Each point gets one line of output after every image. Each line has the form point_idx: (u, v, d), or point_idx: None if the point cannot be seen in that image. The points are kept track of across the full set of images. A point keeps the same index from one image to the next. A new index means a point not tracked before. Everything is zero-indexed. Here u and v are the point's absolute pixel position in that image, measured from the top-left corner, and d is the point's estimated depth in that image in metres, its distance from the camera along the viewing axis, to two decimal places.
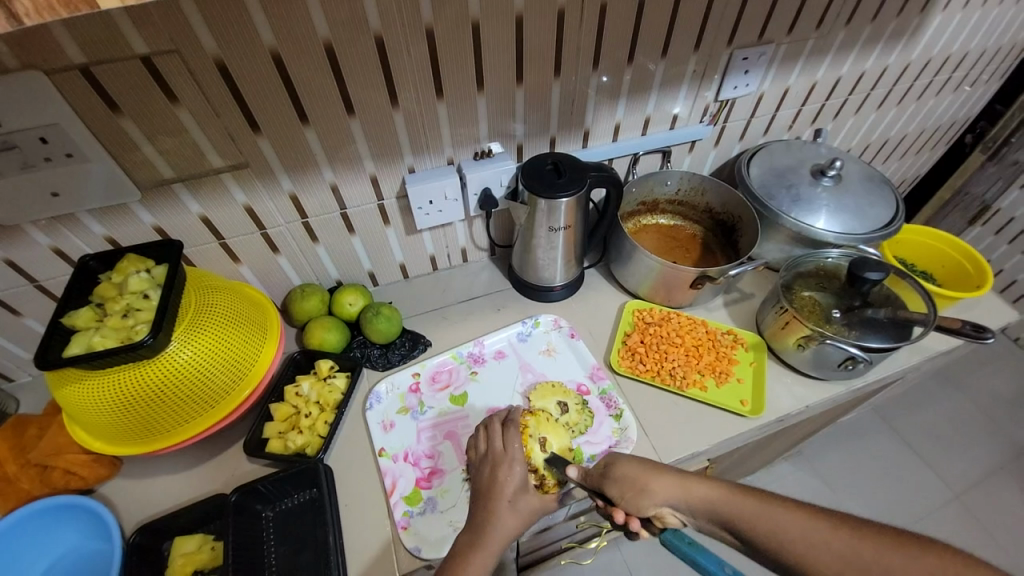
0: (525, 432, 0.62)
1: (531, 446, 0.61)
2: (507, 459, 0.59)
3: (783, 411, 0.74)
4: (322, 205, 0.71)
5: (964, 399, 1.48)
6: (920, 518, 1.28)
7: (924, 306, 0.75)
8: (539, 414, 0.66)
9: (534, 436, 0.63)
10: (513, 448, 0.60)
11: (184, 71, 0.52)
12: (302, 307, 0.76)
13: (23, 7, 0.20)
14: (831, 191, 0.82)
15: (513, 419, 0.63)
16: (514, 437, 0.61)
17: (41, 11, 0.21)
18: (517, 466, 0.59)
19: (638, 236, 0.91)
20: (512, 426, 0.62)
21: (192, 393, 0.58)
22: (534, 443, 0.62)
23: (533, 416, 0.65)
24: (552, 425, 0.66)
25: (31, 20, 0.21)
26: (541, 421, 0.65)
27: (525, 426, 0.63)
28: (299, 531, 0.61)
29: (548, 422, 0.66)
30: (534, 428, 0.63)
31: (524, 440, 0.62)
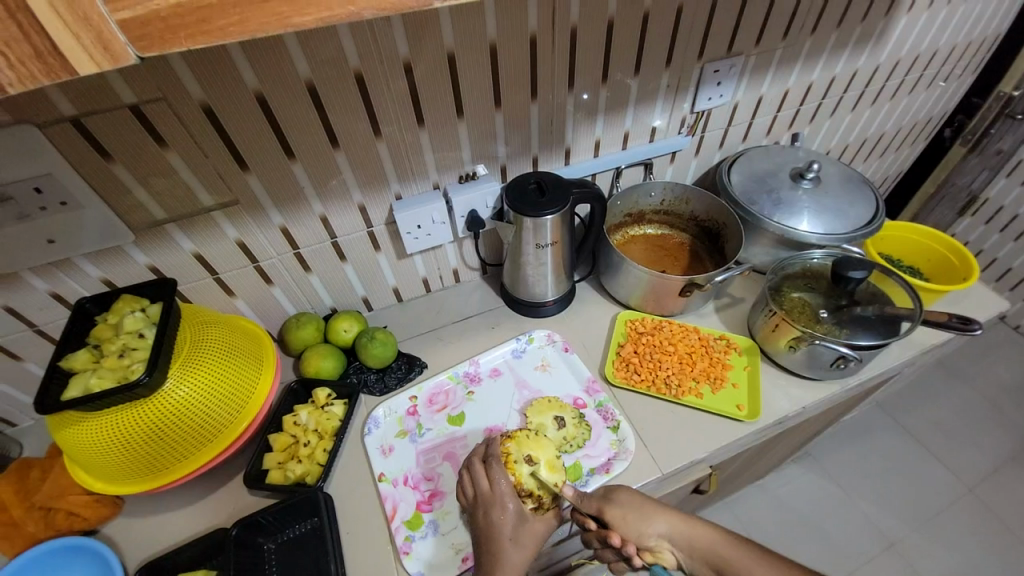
0: (509, 461, 0.61)
1: (519, 474, 0.60)
2: (497, 499, 0.58)
3: (780, 413, 0.75)
4: (313, 235, 0.73)
5: (968, 391, 1.48)
6: (934, 514, 1.27)
7: (910, 302, 0.76)
8: (518, 432, 0.64)
9: (520, 459, 0.61)
10: (499, 485, 0.59)
11: (172, 117, 0.54)
12: (298, 336, 0.77)
13: (7, 77, 0.22)
14: (811, 193, 0.84)
15: (494, 453, 0.62)
16: (501, 472, 0.60)
17: (24, 80, 0.22)
18: (509, 503, 0.58)
19: (626, 247, 0.93)
20: (494, 463, 0.61)
21: (190, 429, 0.58)
22: (521, 467, 0.61)
23: (513, 439, 0.63)
24: (534, 439, 0.65)
25: (13, 89, 0.22)
26: (522, 440, 0.63)
27: (507, 454, 0.62)
28: (302, 561, 0.61)
29: (530, 437, 0.64)
30: (517, 451, 0.62)
31: (512, 469, 0.61)
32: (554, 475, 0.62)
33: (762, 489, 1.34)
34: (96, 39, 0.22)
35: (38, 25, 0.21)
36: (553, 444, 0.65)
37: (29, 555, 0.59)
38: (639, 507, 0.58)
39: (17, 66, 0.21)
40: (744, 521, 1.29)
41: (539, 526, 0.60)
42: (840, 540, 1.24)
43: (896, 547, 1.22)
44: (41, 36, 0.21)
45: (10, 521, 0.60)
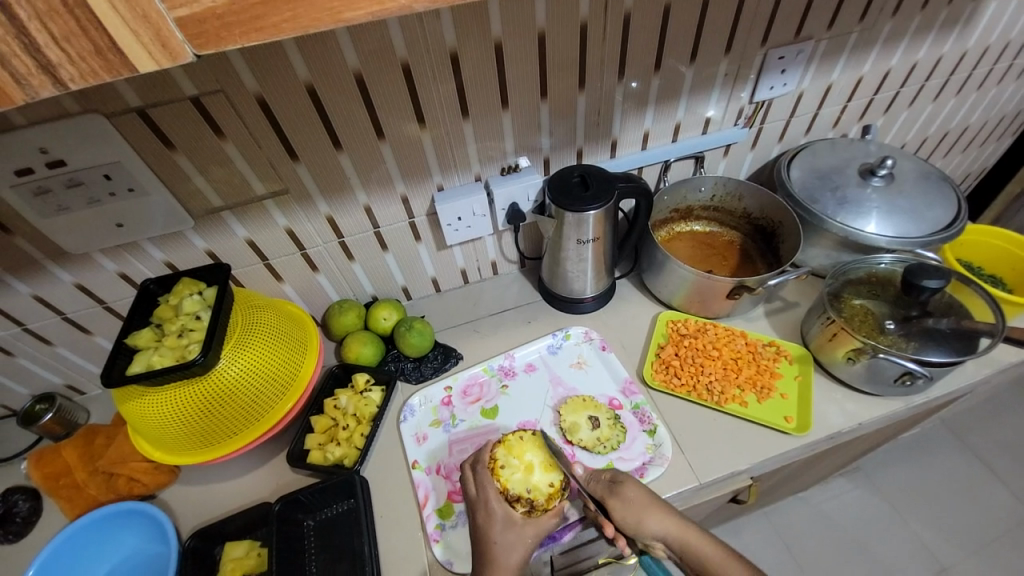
0: (495, 467, 0.61)
1: (505, 479, 0.60)
2: (483, 502, 0.59)
3: (833, 428, 0.70)
4: (357, 224, 0.74)
5: None
6: (997, 542, 1.16)
7: (991, 315, 0.68)
8: (508, 438, 0.63)
9: (507, 464, 0.61)
10: (484, 491, 0.59)
11: (228, 108, 0.56)
12: (341, 322, 0.79)
13: (68, 73, 0.22)
14: (882, 192, 0.77)
15: (481, 459, 0.62)
16: (486, 479, 0.60)
17: (85, 75, 0.23)
18: (494, 506, 0.58)
19: (671, 245, 0.89)
20: (481, 468, 0.61)
21: (240, 406, 0.62)
22: (506, 473, 0.61)
23: (501, 445, 0.63)
24: (527, 440, 0.64)
25: (75, 84, 0.23)
26: (512, 445, 0.63)
27: (495, 460, 0.62)
28: (337, 541, 0.63)
29: (522, 441, 0.63)
30: (504, 456, 0.62)
31: (497, 475, 0.61)
32: (549, 475, 0.61)
33: (804, 502, 1.26)
34: (155, 36, 0.23)
35: (95, 19, 0.21)
36: (551, 443, 0.65)
37: (79, 523, 0.63)
38: (639, 503, 0.57)
39: (78, 62, 0.22)
40: (781, 533, 1.22)
41: (540, 524, 0.58)
42: (888, 562, 1.15)
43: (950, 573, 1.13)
44: (98, 30, 0.21)
45: (75, 483, 0.67)
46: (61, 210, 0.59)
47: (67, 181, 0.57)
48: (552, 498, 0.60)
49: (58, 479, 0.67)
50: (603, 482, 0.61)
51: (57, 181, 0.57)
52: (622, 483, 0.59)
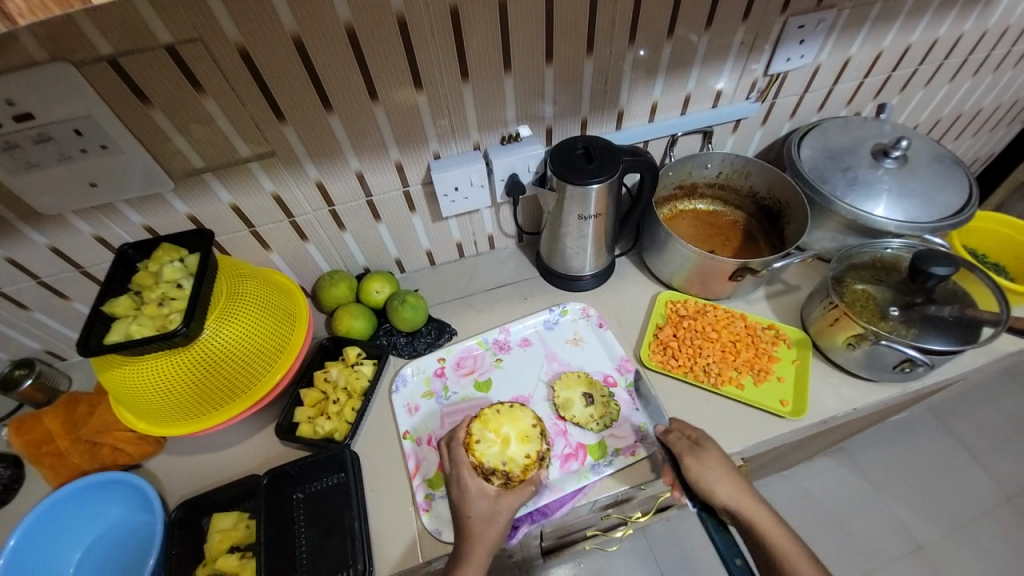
0: (470, 441, 0.59)
1: (479, 453, 0.59)
2: (456, 479, 0.58)
3: (827, 412, 0.70)
4: (348, 192, 0.70)
5: None
6: (970, 522, 1.19)
7: (995, 306, 0.67)
8: (484, 412, 0.62)
9: (483, 438, 0.60)
10: (458, 468, 0.57)
11: (208, 59, 0.52)
12: (331, 293, 0.76)
13: (16, 7, 0.19)
14: (894, 173, 0.74)
15: (456, 437, 0.60)
16: (460, 453, 0.59)
17: (35, 10, 0.19)
18: (469, 482, 0.57)
19: (673, 223, 0.86)
20: (455, 446, 0.59)
21: (224, 377, 0.60)
22: (481, 447, 0.59)
23: (477, 419, 0.61)
24: (504, 413, 0.63)
25: (25, 20, 0.19)
26: (489, 419, 0.62)
27: (470, 435, 0.60)
28: (327, 514, 0.62)
29: (500, 414, 0.63)
30: (480, 431, 0.61)
31: (472, 450, 0.59)
32: (526, 446, 0.61)
33: (787, 480, 1.26)
34: None
35: None
36: (528, 414, 0.64)
37: (63, 492, 0.62)
38: (715, 468, 0.58)
39: None
40: None
41: (515, 498, 0.57)
42: (864, 540, 1.19)
43: (924, 550, 1.16)
44: None
45: (58, 450, 0.65)
46: (31, 167, 0.55)
47: (36, 137, 0.53)
48: (529, 469, 0.60)
49: (40, 446, 0.66)
50: (683, 439, 0.61)
51: (25, 136, 0.52)
52: (704, 447, 0.59)
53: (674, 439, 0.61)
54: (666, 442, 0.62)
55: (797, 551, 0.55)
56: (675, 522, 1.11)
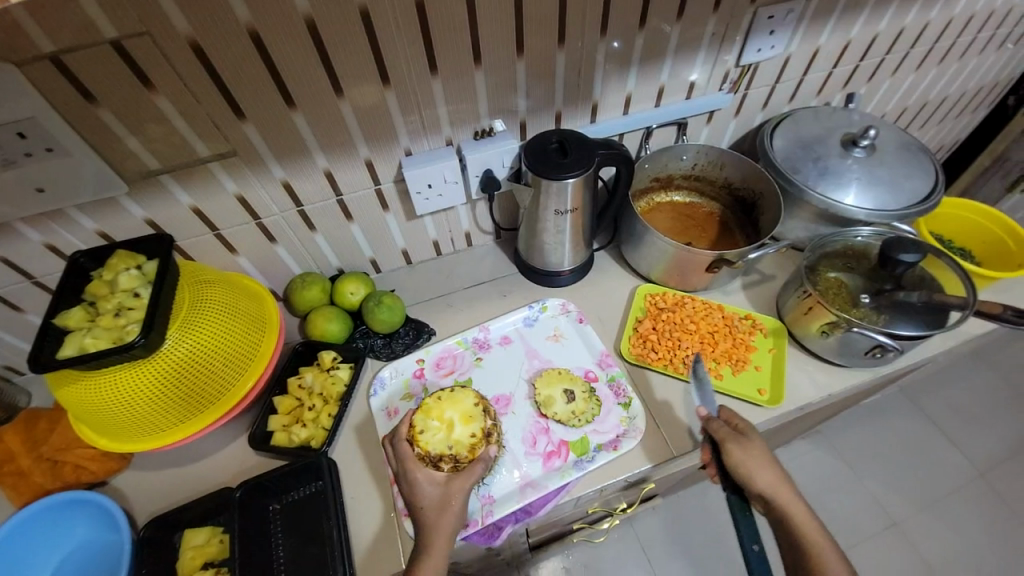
0: (413, 433, 0.57)
1: (424, 442, 0.57)
2: (404, 475, 0.55)
3: (803, 399, 0.71)
4: (317, 191, 0.68)
5: (994, 376, 1.38)
6: (943, 497, 1.21)
7: (961, 289, 0.68)
8: (426, 401, 0.60)
9: (426, 428, 0.58)
10: (404, 462, 0.55)
11: (158, 55, 0.49)
12: (304, 296, 0.74)
13: None
14: (863, 162, 0.76)
15: (398, 433, 0.58)
16: (405, 448, 0.56)
17: None
18: (418, 475, 0.54)
19: (650, 215, 0.86)
20: (398, 441, 0.57)
21: (188, 389, 0.57)
22: (425, 437, 0.57)
23: (419, 410, 0.60)
24: (445, 399, 0.61)
25: None
26: (430, 407, 0.60)
27: (413, 427, 0.58)
28: (305, 524, 0.60)
29: (440, 400, 0.61)
30: (423, 421, 0.59)
31: (417, 441, 0.57)
32: (471, 425, 0.59)
33: None
34: None
35: None
36: (470, 395, 0.62)
37: (24, 514, 0.59)
38: (757, 456, 0.57)
39: None
40: None
41: (463, 479, 0.54)
42: (844, 518, 1.20)
43: (900, 526, 1.18)
44: None
45: (18, 470, 0.62)
46: None
47: None
48: (476, 448, 0.58)
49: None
50: (726, 426, 0.60)
51: None
52: (748, 436, 0.59)
53: (717, 425, 0.60)
54: (708, 428, 0.61)
55: (828, 546, 0.54)
56: (660, 512, 1.12)
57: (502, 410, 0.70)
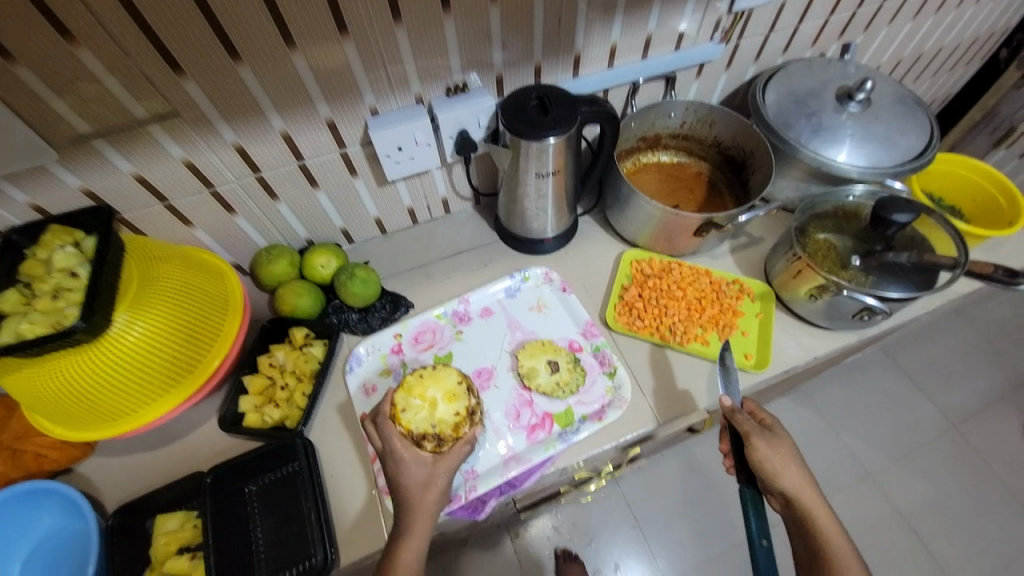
0: (395, 412, 0.54)
1: (407, 421, 0.54)
2: (388, 454, 0.53)
3: (789, 363, 0.70)
4: (276, 156, 0.62)
5: (965, 328, 1.38)
6: (911, 450, 1.22)
7: (952, 248, 0.67)
8: (408, 378, 0.57)
9: (408, 406, 0.55)
10: (387, 442, 0.53)
11: (75, 4, 0.43)
12: (271, 271, 0.70)
13: None
14: (858, 117, 0.72)
15: (380, 412, 0.55)
16: (388, 427, 0.53)
17: None
18: (403, 455, 0.52)
19: (637, 177, 0.82)
20: (380, 420, 0.54)
21: (144, 373, 0.53)
22: (408, 415, 0.54)
23: (401, 388, 0.56)
24: (428, 376, 0.57)
25: None
26: (412, 385, 0.56)
27: (395, 406, 0.55)
28: (283, 504, 0.58)
29: (422, 378, 0.57)
30: (405, 399, 0.55)
31: (399, 420, 0.54)
32: (455, 404, 0.55)
33: None
34: None
35: None
36: (454, 371, 0.58)
37: None
38: (783, 454, 0.55)
39: None
40: None
41: (450, 459, 0.52)
42: (819, 469, 1.19)
43: (873, 477, 1.19)
44: None
45: None
46: None
47: None
48: (461, 427, 0.55)
49: None
50: (752, 421, 0.57)
51: None
52: (774, 432, 0.57)
53: (742, 418, 0.57)
54: (731, 419, 0.58)
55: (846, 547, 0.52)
56: (644, 472, 1.12)
57: (484, 383, 0.68)
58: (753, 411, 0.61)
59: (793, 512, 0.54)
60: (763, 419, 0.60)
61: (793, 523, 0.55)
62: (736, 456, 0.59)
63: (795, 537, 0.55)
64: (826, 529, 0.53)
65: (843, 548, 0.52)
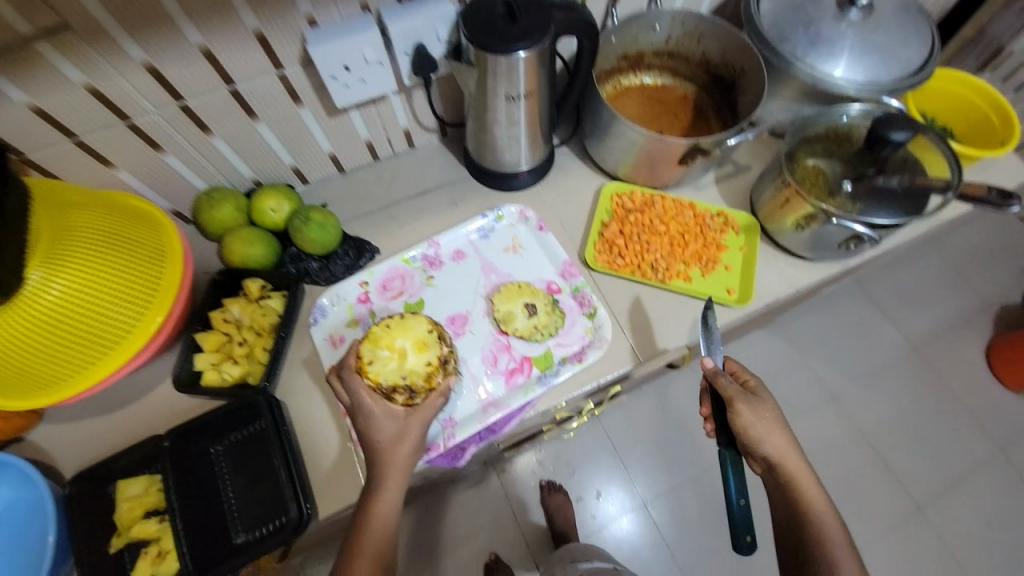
0: (360, 365, 0.51)
1: (375, 373, 0.51)
2: (356, 408, 0.50)
3: (770, 296, 0.69)
4: (199, 79, 0.53)
5: (932, 253, 1.34)
6: (874, 372, 1.22)
7: (945, 170, 0.63)
8: (373, 329, 0.53)
9: (375, 359, 0.51)
10: (355, 396, 0.50)
11: None
12: (215, 217, 0.62)
13: None
14: (858, 27, 0.65)
15: (345, 365, 0.51)
16: (355, 381, 0.50)
17: None
18: (373, 409, 0.49)
19: (618, 102, 0.75)
20: (345, 374, 0.51)
21: (69, 333, 0.48)
22: (375, 367, 0.51)
23: (366, 340, 0.52)
24: (396, 325, 0.53)
25: None
26: (379, 336, 0.52)
27: (360, 358, 0.52)
28: (253, 463, 0.55)
29: (389, 328, 0.53)
30: (371, 351, 0.52)
31: (366, 373, 0.51)
32: (425, 353, 0.52)
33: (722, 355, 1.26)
34: None
35: None
36: (423, 319, 0.54)
37: None
38: (766, 417, 0.54)
39: None
40: None
41: (424, 412, 0.50)
42: (786, 395, 1.20)
43: (838, 400, 1.20)
44: None
45: None
46: None
47: None
48: (433, 377, 0.52)
49: None
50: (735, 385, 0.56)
51: None
52: (758, 397, 0.56)
53: (726, 383, 0.55)
54: (714, 383, 0.56)
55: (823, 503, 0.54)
56: (623, 407, 1.14)
57: (459, 330, 0.64)
58: (735, 372, 0.60)
59: (775, 473, 0.55)
60: (745, 381, 0.59)
61: (773, 482, 0.56)
62: (716, 418, 0.59)
63: (774, 494, 0.57)
64: (804, 488, 0.54)
65: (821, 504, 0.53)
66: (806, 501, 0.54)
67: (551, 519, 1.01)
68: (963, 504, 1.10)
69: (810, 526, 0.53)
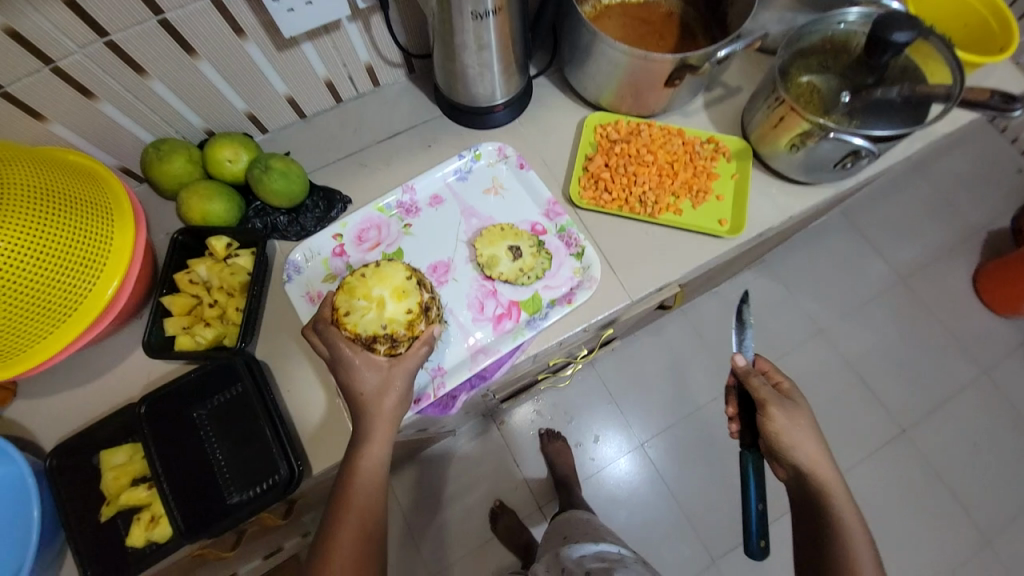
0: (337, 316, 0.49)
1: (353, 324, 0.48)
2: (337, 361, 0.48)
3: (762, 225, 0.66)
4: (121, 9, 0.47)
5: (921, 182, 1.32)
6: (863, 304, 1.23)
7: (948, 76, 0.59)
8: (348, 279, 0.50)
9: (352, 309, 0.49)
10: (334, 348, 0.47)
11: None
12: (167, 171, 0.57)
13: None
14: None
15: (320, 319, 0.49)
16: (333, 333, 0.48)
17: None
18: (355, 360, 0.47)
19: (598, 22, 0.69)
20: (322, 327, 0.49)
21: (18, 301, 0.45)
22: (353, 317, 0.49)
23: (342, 291, 0.50)
24: (371, 275, 0.51)
25: None
26: (354, 286, 0.50)
27: (336, 309, 0.49)
28: (238, 425, 0.54)
29: (364, 278, 0.50)
30: (348, 302, 0.49)
31: (343, 324, 0.49)
32: (405, 301, 0.50)
33: None
34: None
35: None
36: (401, 267, 0.52)
37: None
38: (801, 423, 0.53)
39: None
40: None
41: (407, 361, 0.48)
42: (777, 330, 1.21)
43: (826, 332, 1.20)
44: None
45: None
46: None
47: None
48: (415, 325, 0.50)
49: None
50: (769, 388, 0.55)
51: None
52: (793, 402, 0.55)
53: (760, 385, 0.54)
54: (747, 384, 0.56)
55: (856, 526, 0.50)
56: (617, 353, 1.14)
57: (441, 278, 0.62)
58: (767, 372, 0.59)
59: (805, 485, 0.53)
60: (778, 383, 0.58)
61: (802, 496, 0.53)
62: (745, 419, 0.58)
63: (800, 510, 0.53)
64: (837, 505, 0.51)
65: (856, 530, 0.49)
66: (839, 518, 0.50)
67: (551, 463, 1.03)
68: (946, 425, 1.13)
69: (841, 546, 0.49)
